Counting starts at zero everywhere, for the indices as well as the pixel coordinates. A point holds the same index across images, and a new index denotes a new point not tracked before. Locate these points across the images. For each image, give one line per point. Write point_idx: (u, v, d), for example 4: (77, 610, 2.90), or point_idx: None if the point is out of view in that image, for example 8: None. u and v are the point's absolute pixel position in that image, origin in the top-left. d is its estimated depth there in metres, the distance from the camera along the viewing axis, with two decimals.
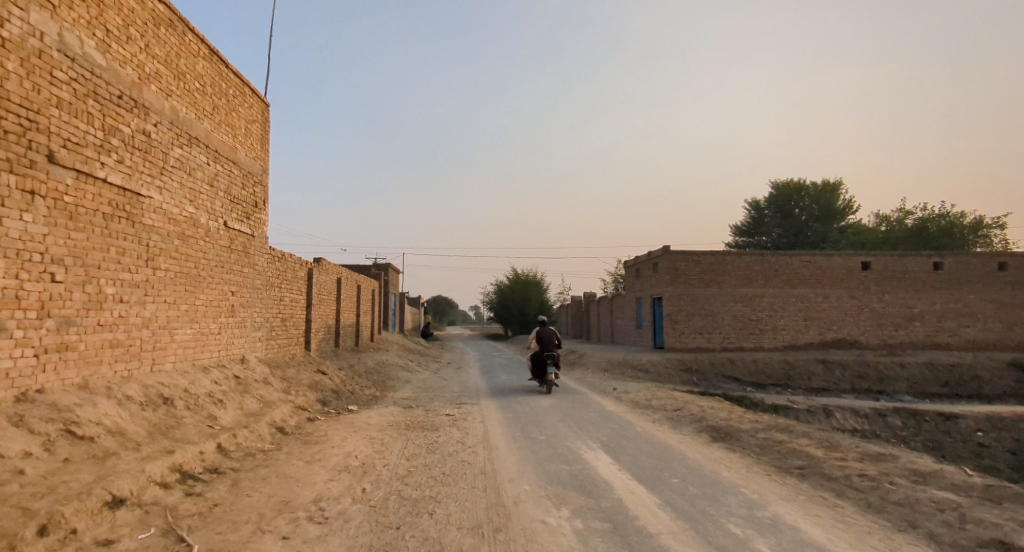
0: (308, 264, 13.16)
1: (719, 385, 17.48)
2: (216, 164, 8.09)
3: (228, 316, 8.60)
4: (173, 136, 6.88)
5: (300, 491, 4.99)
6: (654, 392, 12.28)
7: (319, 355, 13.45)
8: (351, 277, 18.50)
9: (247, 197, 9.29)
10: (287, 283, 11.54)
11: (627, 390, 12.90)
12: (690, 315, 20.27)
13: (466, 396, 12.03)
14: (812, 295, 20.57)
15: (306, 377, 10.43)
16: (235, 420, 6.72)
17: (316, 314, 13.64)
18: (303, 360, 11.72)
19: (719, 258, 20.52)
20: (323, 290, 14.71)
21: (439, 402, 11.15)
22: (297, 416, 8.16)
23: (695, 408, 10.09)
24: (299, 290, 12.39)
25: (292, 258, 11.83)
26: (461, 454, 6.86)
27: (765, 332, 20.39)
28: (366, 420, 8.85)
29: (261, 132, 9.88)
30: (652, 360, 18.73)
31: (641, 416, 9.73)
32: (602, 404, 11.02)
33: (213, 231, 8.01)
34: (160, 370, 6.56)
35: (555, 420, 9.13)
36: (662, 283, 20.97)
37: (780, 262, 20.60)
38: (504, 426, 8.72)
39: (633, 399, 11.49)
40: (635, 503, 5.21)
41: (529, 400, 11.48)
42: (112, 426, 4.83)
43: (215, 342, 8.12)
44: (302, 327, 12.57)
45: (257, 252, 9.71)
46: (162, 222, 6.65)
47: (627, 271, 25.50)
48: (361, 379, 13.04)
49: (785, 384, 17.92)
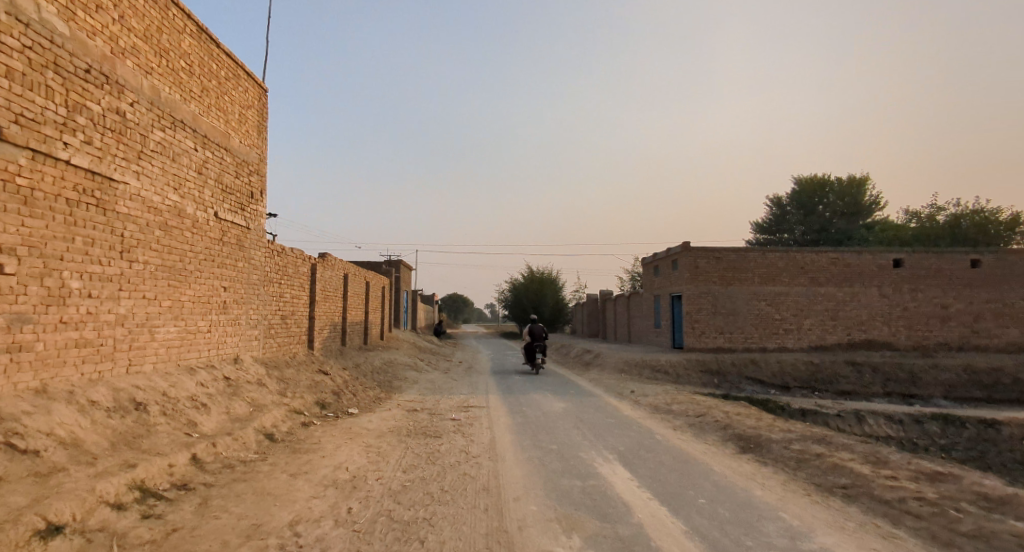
0: (312, 259, 12.67)
1: (742, 388, 16.62)
2: (205, 151, 7.58)
3: (220, 312, 8.10)
4: (154, 118, 6.35)
5: (276, 512, 4.39)
6: (675, 396, 11.51)
7: (323, 354, 12.96)
8: (360, 274, 18.03)
9: (242, 187, 8.78)
10: (287, 279, 11.05)
11: (646, 393, 12.14)
12: (710, 314, 19.40)
13: (474, 398, 11.40)
14: (841, 294, 19.54)
15: (306, 378, 9.91)
16: (219, 426, 6.18)
17: (320, 311, 13.13)
18: (304, 360, 11.21)
19: (742, 255, 19.62)
20: (329, 286, 14.23)
21: (446, 405, 10.55)
22: (291, 420, 7.62)
23: (720, 413, 9.31)
24: (301, 286, 11.90)
25: (293, 253, 11.33)
26: (463, 466, 6.23)
27: (790, 333, 19.41)
28: (366, 425, 8.28)
29: (258, 119, 9.36)
30: (671, 361, 17.93)
31: (661, 422, 9.01)
32: (618, 408, 10.30)
33: (202, 222, 7.51)
34: (138, 372, 6.05)
35: (568, 426, 8.46)
36: (682, 280, 20.15)
37: (807, 259, 19.60)
38: (513, 433, 8.07)
39: (652, 403, 10.75)
40: (659, 530, 4.52)
41: (541, 403, 10.80)
42: (66, 436, 4.29)
43: (204, 341, 7.62)
44: (304, 324, 12.07)
45: (253, 246, 9.21)
46: (141, 211, 6.14)
47: (644, 268, 24.67)
48: (366, 379, 12.53)
49: (812, 386, 16.98)
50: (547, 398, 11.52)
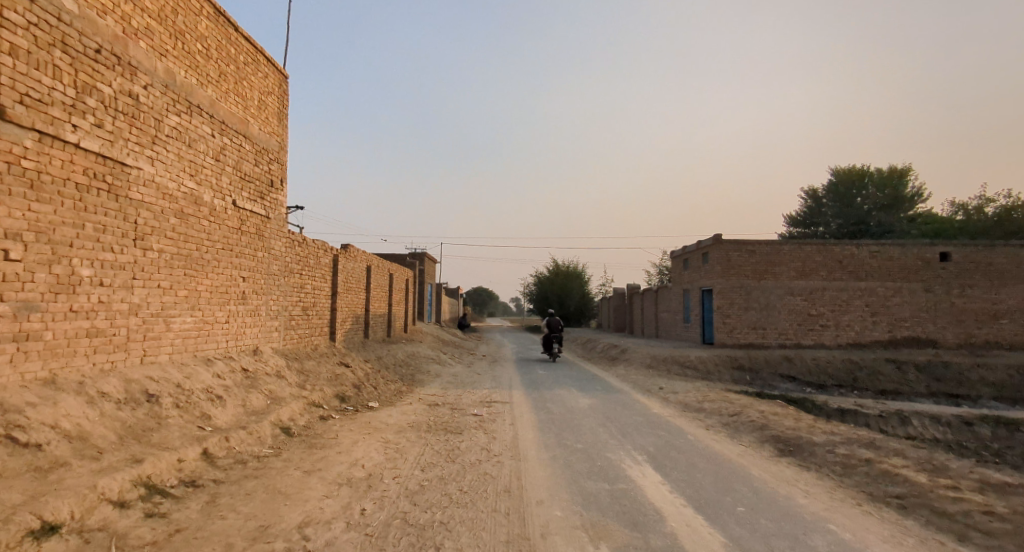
0: (335, 250, 12.55)
1: (776, 385, 15.93)
2: (222, 137, 7.42)
3: (238, 303, 7.98)
4: (169, 102, 6.19)
5: (286, 513, 4.15)
6: (706, 393, 10.99)
7: (345, 346, 12.87)
8: (383, 266, 17.93)
9: (261, 175, 8.63)
10: (309, 270, 10.93)
11: (675, 390, 11.65)
12: (742, 309, 18.71)
13: (497, 393, 11.10)
14: (883, 289, 18.57)
15: (327, 370, 9.77)
16: (234, 419, 6.02)
17: (342, 303, 13.03)
18: (325, 352, 11.10)
19: (777, 248, 18.83)
20: (352, 278, 14.12)
21: (467, 399, 10.29)
22: (309, 414, 7.46)
23: (754, 411, 8.77)
24: (323, 277, 11.78)
25: (314, 243, 11.20)
26: (484, 465, 5.92)
27: (828, 329, 18.55)
28: (385, 420, 8.07)
29: (279, 106, 9.18)
30: (701, 357, 17.35)
31: (692, 421, 8.54)
32: (647, 406, 9.87)
33: (219, 211, 7.37)
34: (153, 363, 5.93)
35: (594, 425, 8.09)
36: (712, 274, 19.49)
37: (846, 252, 18.69)
38: (537, 430, 7.73)
39: (682, 401, 10.27)
40: (695, 541, 4.12)
41: (566, 399, 10.44)
42: (71, 429, 4.13)
43: (222, 332, 7.51)
44: (326, 316, 11.98)
45: (272, 236, 9.08)
46: (155, 198, 6.00)
47: (673, 262, 24.01)
48: (388, 371, 12.38)
49: (851, 385, 16.17)
50: (572, 394, 11.15)
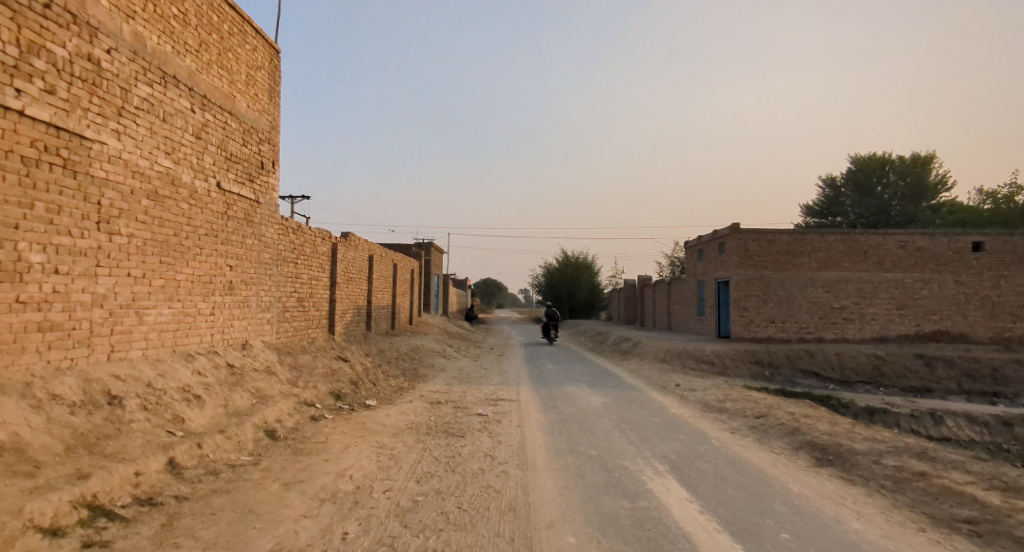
0: (334, 238, 11.99)
1: (797, 382, 15.18)
2: (204, 113, 6.78)
3: (225, 293, 7.42)
4: (138, 70, 5.55)
5: (253, 540, 3.54)
6: (727, 391, 10.29)
7: (345, 339, 12.34)
8: (387, 256, 17.38)
9: (250, 156, 8.00)
10: (304, 259, 10.34)
11: (693, 387, 10.99)
12: (760, 301, 17.96)
13: (504, 390, 10.49)
14: (911, 280, 17.67)
15: (323, 366, 9.22)
16: (211, 422, 5.44)
17: (342, 294, 12.48)
18: (322, 346, 10.55)
19: (797, 238, 18.03)
20: (353, 268, 13.56)
21: (472, 397, 9.70)
22: (299, 414, 6.90)
23: (783, 410, 8.06)
24: (321, 267, 11.22)
25: (311, 231, 10.60)
26: (487, 475, 5.30)
27: (851, 322, 17.71)
28: (382, 420, 7.49)
29: (269, 82, 8.56)
30: (717, 351, 16.65)
31: (714, 423, 7.86)
32: (664, 405, 9.21)
33: (201, 194, 6.76)
34: (122, 359, 5.36)
35: (608, 427, 7.45)
36: (729, 265, 18.74)
37: (871, 242, 17.81)
38: (546, 433, 7.09)
39: (702, 400, 9.59)
40: None
41: (576, 397, 9.81)
42: (6, 440, 3.55)
43: (206, 325, 6.94)
44: (325, 308, 11.43)
45: (263, 222, 8.48)
46: (124, 177, 5.39)
47: (688, 252, 23.24)
48: (389, 366, 11.84)
49: (876, 382, 15.36)
50: (583, 391, 10.51)
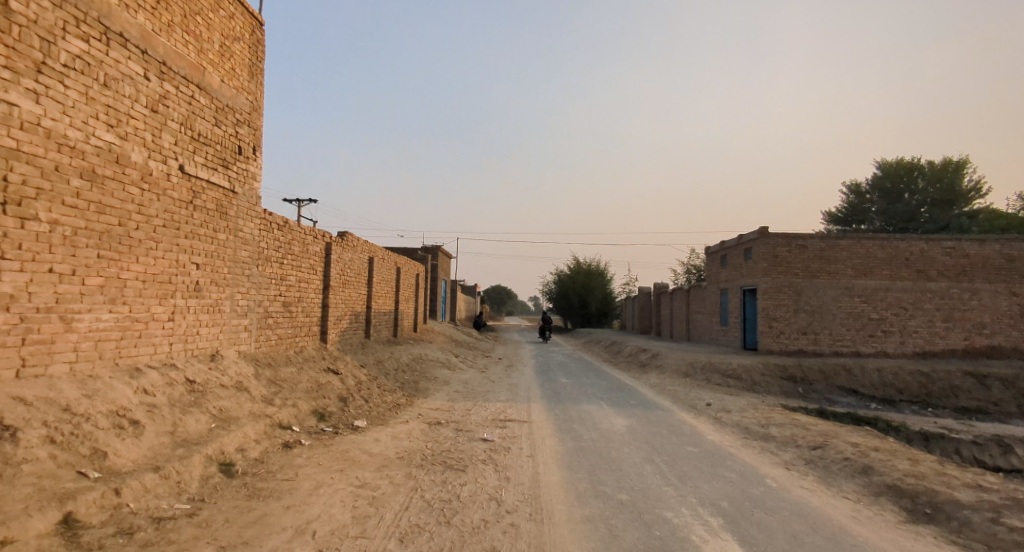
0: (328, 237, 10.99)
1: (835, 400, 13.90)
2: (163, 82, 5.74)
3: (189, 295, 6.35)
4: (67, 20, 4.52)
5: None
6: (767, 412, 9.06)
7: (340, 349, 11.34)
8: (390, 259, 16.38)
9: (224, 139, 6.96)
10: (292, 259, 9.30)
11: (728, 408, 9.75)
12: (791, 311, 16.73)
13: (513, 408, 9.36)
14: (959, 290, 16.23)
15: (308, 381, 8.15)
16: (147, 456, 4.31)
17: (337, 300, 11.45)
18: (311, 357, 9.50)
19: (831, 244, 16.83)
20: (350, 271, 12.57)
21: (477, 417, 8.56)
22: (269, 441, 5.78)
23: (844, 440, 6.80)
24: (313, 269, 10.21)
25: (300, 228, 9.56)
26: (493, 531, 4.12)
27: (890, 336, 16.31)
28: (369, 447, 6.36)
29: (250, 57, 7.56)
30: (744, 365, 15.43)
31: (763, 456, 6.60)
32: (698, 430, 7.99)
33: (158, 178, 5.70)
34: (37, 376, 4.25)
35: (637, 460, 6.25)
36: (756, 272, 17.53)
37: (914, 249, 16.46)
38: (564, 468, 5.91)
39: (741, 425, 8.34)
40: None
41: (596, 418, 8.63)
42: None
43: (163, 332, 5.85)
44: (316, 314, 10.40)
45: (240, 215, 7.43)
46: (45, 149, 4.34)
47: (709, 258, 22.02)
48: (388, 379, 10.79)
49: (923, 401, 14.00)
50: (604, 410, 9.33)
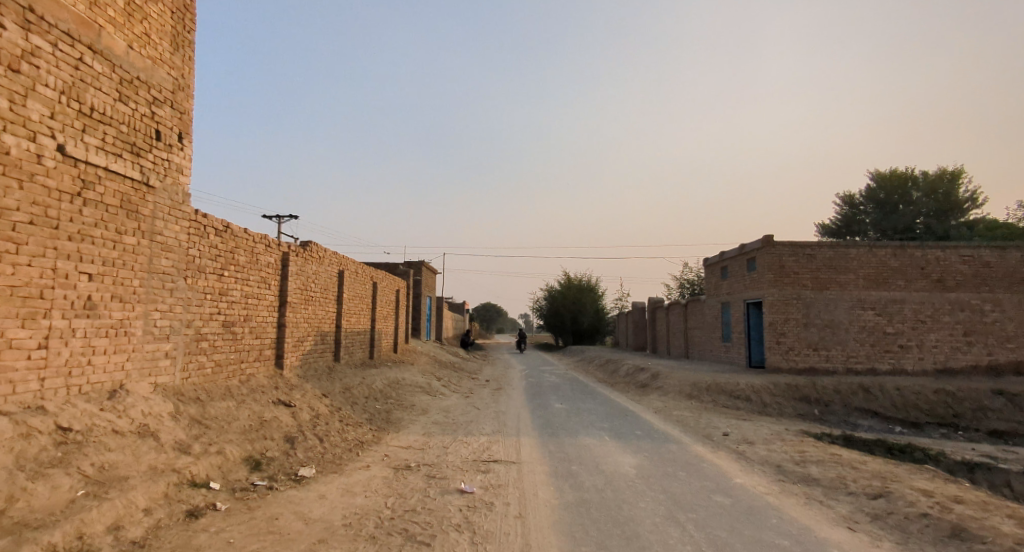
0: (284, 247, 9.61)
1: (856, 424, 12.70)
2: (29, 34, 4.39)
3: (77, 313, 4.89)
4: None
5: None
6: (798, 445, 7.71)
7: (302, 375, 9.89)
8: (365, 273, 15.00)
9: (133, 119, 5.58)
10: (236, 270, 7.87)
11: (749, 439, 8.37)
12: (800, 325, 15.58)
13: (500, 444, 7.94)
14: (980, 301, 15.13)
15: (248, 419, 6.67)
16: None
17: (296, 319, 10.01)
18: (259, 388, 8.02)
19: (841, 252, 15.75)
20: (315, 286, 11.16)
21: (456, 459, 7.11)
22: (167, 509, 4.27)
23: (910, 486, 5.43)
24: (264, 283, 8.80)
25: (247, 235, 8.16)
26: None
27: (908, 351, 15.14)
28: (311, 508, 4.90)
29: (172, 25, 6.26)
30: (753, 384, 14.19)
31: (812, 510, 5.20)
32: (723, 471, 6.59)
33: (20, 158, 4.30)
34: None
35: (658, 520, 4.84)
36: (761, 284, 16.38)
37: (929, 256, 15.39)
38: (563, 536, 4.48)
39: (772, 462, 6.96)
40: None
41: (599, 456, 7.23)
42: None
43: (28, 364, 4.37)
44: (268, 336, 8.95)
45: (157, 214, 6.00)
46: None
47: (708, 270, 20.87)
48: (355, 410, 9.36)
49: (951, 423, 12.85)
50: (607, 445, 7.93)
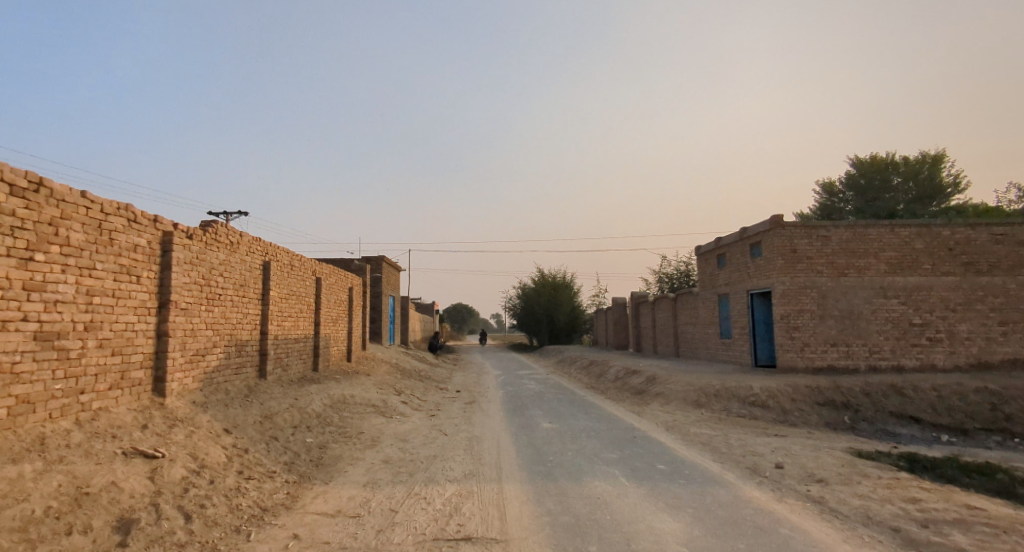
0: (163, 225, 6.87)
1: (895, 433, 10.69)
2: None
3: None
4: None
5: None
6: (899, 487, 5.43)
7: (197, 402, 7.17)
8: (306, 267, 12.27)
9: None
10: (62, 252, 5.12)
11: (818, 476, 6.07)
12: (816, 318, 13.59)
13: (473, 501, 5.42)
14: (1014, 286, 13.44)
15: (47, 495, 3.92)
16: None
17: (188, 325, 7.27)
18: (109, 431, 5.30)
19: (859, 234, 13.82)
20: (223, 281, 8.39)
21: (405, 538, 4.55)
22: None
23: None
24: (125, 273, 6.06)
25: (81, 200, 5.40)
26: None
27: (938, 344, 13.28)
28: None
29: None
30: (768, 387, 12.08)
31: None
32: (825, 548, 4.20)
33: None
34: None
35: None
36: (769, 271, 14.30)
37: (958, 236, 13.60)
38: None
39: (882, 522, 4.63)
40: None
41: (626, 521, 4.79)
42: None
43: None
44: (135, 352, 6.21)
45: None
46: None
47: (702, 259, 18.77)
48: (268, 450, 6.70)
49: (1002, 429, 10.95)
50: (629, 495, 5.51)
